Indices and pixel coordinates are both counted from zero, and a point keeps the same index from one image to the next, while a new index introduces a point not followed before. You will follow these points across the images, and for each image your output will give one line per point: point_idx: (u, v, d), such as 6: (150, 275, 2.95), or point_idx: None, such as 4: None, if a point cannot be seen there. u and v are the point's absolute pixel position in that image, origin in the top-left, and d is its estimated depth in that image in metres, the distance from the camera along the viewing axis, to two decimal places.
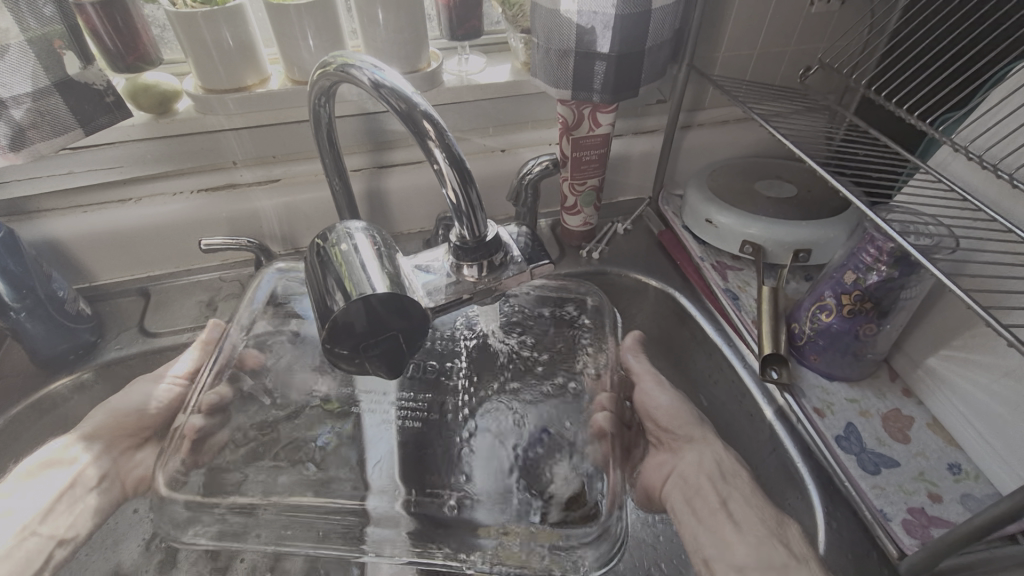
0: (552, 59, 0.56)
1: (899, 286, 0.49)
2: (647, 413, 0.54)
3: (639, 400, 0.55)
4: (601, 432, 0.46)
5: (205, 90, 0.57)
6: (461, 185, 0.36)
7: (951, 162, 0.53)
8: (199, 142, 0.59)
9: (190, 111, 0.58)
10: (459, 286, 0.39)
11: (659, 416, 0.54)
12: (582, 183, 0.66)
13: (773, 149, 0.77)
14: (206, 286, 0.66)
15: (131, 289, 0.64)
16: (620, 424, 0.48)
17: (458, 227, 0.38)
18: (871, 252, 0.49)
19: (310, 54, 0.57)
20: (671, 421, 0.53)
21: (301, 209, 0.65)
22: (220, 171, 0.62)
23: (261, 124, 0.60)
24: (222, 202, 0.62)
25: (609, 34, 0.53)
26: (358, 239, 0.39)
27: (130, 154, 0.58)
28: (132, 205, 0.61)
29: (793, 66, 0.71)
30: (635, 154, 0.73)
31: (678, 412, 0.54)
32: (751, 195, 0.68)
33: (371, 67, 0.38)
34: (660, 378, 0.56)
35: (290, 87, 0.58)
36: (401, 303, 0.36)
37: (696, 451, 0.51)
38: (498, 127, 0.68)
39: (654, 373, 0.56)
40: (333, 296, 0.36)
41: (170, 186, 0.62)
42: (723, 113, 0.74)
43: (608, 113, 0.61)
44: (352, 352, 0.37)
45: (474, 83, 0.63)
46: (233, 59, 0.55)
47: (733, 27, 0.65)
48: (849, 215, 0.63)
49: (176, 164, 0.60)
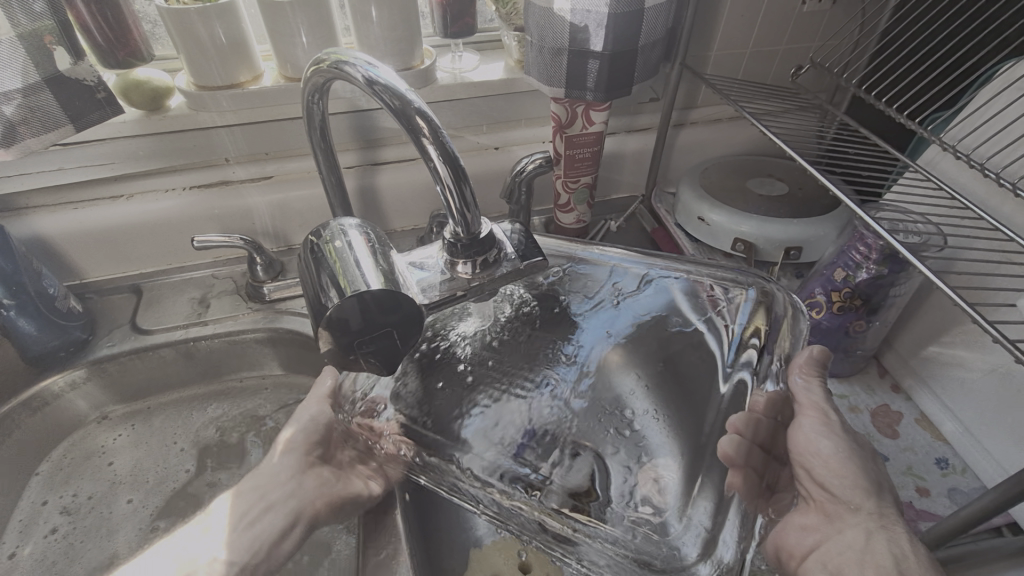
0: (545, 57, 0.57)
1: (888, 283, 0.49)
2: (805, 462, 0.41)
3: (799, 446, 0.41)
4: (732, 462, 0.40)
5: (198, 86, 0.56)
6: (454, 181, 0.36)
7: (940, 161, 0.54)
8: (191, 139, 0.59)
9: (182, 108, 0.58)
10: (453, 283, 0.39)
11: (814, 465, 0.40)
12: (575, 181, 0.67)
13: (764, 147, 0.78)
14: (198, 284, 0.65)
15: (123, 287, 0.64)
16: (761, 455, 0.40)
17: (453, 224, 0.38)
18: (861, 249, 0.50)
19: (303, 51, 0.57)
20: (828, 477, 0.40)
21: (294, 206, 0.65)
22: (212, 167, 0.62)
23: (253, 121, 0.59)
24: (215, 198, 0.62)
25: (602, 33, 0.53)
26: (352, 236, 0.39)
27: (121, 150, 0.57)
28: (124, 202, 0.60)
29: (785, 65, 0.72)
30: (628, 152, 0.73)
31: (844, 470, 0.40)
32: (743, 193, 0.68)
33: (364, 64, 0.38)
34: (829, 418, 0.42)
35: (282, 83, 0.58)
36: (395, 299, 0.37)
37: (848, 527, 0.40)
38: (492, 124, 0.68)
39: (826, 412, 0.42)
40: (327, 292, 0.36)
41: (162, 183, 0.61)
42: (716, 112, 0.74)
43: (601, 111, 0.61)
44: (347, 349, 0.37)
45: (468, 80, 0.63)
46: (226, 56, 0.55)
47: (725, 27, 0.66)
48: (840, 212, 0.64)
49: (168, 160, 0.60)
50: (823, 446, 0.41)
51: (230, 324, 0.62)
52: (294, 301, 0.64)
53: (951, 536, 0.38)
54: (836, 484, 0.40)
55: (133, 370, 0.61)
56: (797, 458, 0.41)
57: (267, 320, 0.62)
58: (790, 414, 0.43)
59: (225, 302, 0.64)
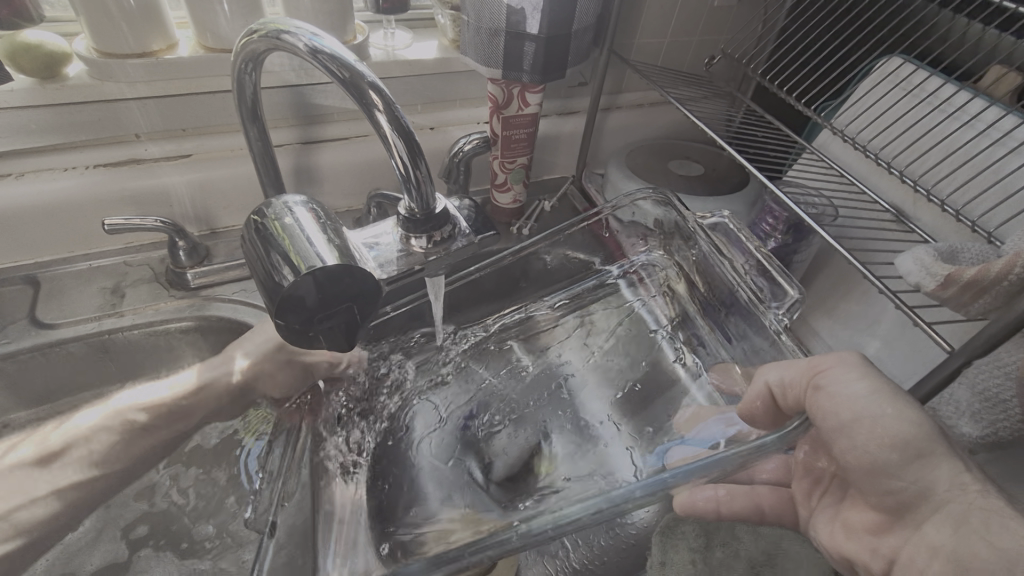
0: (482, 38, 0.57)
1: (793, 251, 0.57)
2: (840, 433, 0.35)
3: (811, 403, 0.37)
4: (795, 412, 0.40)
5: (101, 53, 0.51)
6: (409, 156, 0.36)
7: (831, 145, 0.60)
8: (94, 112, 0.53)
9: (83, 77, 0.52)
10: (410, 258, 0.40)
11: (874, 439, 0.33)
12: (512, 161, 0.68)
13: (681, 132, 0.83)
14: (109, 272, 0.61)
15: (17, 277, 0.58)
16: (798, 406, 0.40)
17: (408, 200, 0.38)
18: (770, 221, 0.57)
19: (226, 20, 0.53)
20: (880, 449, 0.34)
21: (216, 186, 0.61)
22: (120, 144, 0.57)
23: (167, 95, 0.55)
24: (124, 177, 0.57)
25: (537, 15, 0.55)
26: (299, 212, 0.39)
27: (9, 122, 0.51)
28: (13, 181, 0.54)
29: (699, 55, 0.77)
30: (562, 133, 0.76)
31: (744, 510, 0.47)
32: (664, 172, 0.73)
33: (308, 33, 0.37)
34: (864, 367, 0.36)
35: (202, 54, 0.54)
36: (352, 275, 0.37)
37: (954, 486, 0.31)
38: (427, 104, 0.68)
39: (859, 371, 0.36)
40: (280, 269, 0.36)
41: (60, 161, 0.56)
42: (640, 97, 0.79)
43: (536, 93, 0.63)
44: (304, 328, 0.38)
45: (402, 58, 0.62)
46: (137, 21, 0.51)
47: (648, 15, 0.69)
48: (750, 190, 0.70)
49: (67, 136, 0.54)
50: (801, 512, 0.45)
51: (151, 314, 0.58)
52: (222, 287, 0.61)
53: (935, 391, 0.38)
54: (898, 457, 0.33)
55: (38, 368, 0.56)
56: (819, 421, 0.37)
57: (196, 307, 0.60)
58: (815, 384, 0.38)
59: (142, 290, 0.60)
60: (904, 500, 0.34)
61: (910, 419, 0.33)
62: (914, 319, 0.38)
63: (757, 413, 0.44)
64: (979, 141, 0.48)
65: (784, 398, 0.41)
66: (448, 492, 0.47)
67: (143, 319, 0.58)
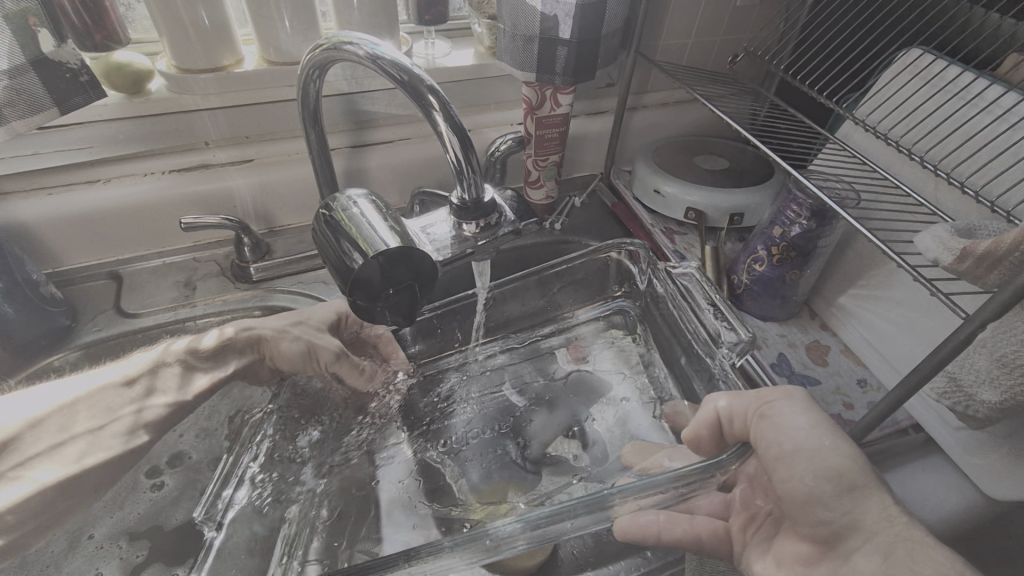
0: (517, 44, 0.62)
1: (817, 236, 0.59)
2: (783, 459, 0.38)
3: (756, 431, 0.40)
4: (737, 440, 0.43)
5: (180, 69, 0.57)
6: (462, 151, 0.41)
7: (853, 135, 0.62)
8: (170, 122, 0.59)
9: (164, 91, 0.59)
10: (462, 242, 0.45)
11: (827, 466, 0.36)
12: (544, 159, 0.72)
13: (705, 129, 0.86)
14: (181, 268, 0.67)
15: (102, 273, 0.64)
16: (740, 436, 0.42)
17: (460, 190, 0.43)
18: (794, 208, 0.59)
19: (287, 36, 0.59)
20: (818, 482, 0.36)
21: (276, 187, 0.67)
22: (192, 151, 0.63)
23: (236, 105, 0.61)
24: (195, 181, 0.63)
25: (569, 21, 0.59)
26: (362, 203, 0.43)
27: (101, 134, 0.57)
28: (100, 186, 0.61)
29: (722, 54, 0.80)
30: (590, 132, 0.80)
31: (681, 540, 0.47)
32: (690, 166, 0.76)
33: (368, 42, 0.42)
34: (797, 401, 0.40)
35: (266, 67, 0.60)
36: (413, 256, 0.41)
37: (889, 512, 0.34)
38: (464, 108, 0.72)
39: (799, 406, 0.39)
40: (350, 252, 0.41)
41: (141, 167, 0.62)
42: (666, 96, 0.82)
43: (568, 94, 0.67)
44: (369, 304, 0.43)
45: (442, 66, 0.67)
46: (211, 39, 0.56)
47: (672, 17, 0.73)
48: (774, 181, 0.73)
49: (147, 145, 0.60)
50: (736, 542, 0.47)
51: (219, 304, 0.64)
52: (279, 280, 0.67)
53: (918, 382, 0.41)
54: (833, 487, 0.36)
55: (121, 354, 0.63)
56: (760, 449, 0.40)
57: (258, 299, 0.65)
58: (761, 414, 0.40)
59: (210, 284, 0.66)
60: (835, 530, 0.36)
61: (845, 452, 0.36)
62: (932, 291, 0.40)
63: (701, 440, 0.46)
64: (996, 126, 0.50)
65: (730, 426, 0.43)
66: (500, 465, 0.55)
67: (213, 308, 0.64)
